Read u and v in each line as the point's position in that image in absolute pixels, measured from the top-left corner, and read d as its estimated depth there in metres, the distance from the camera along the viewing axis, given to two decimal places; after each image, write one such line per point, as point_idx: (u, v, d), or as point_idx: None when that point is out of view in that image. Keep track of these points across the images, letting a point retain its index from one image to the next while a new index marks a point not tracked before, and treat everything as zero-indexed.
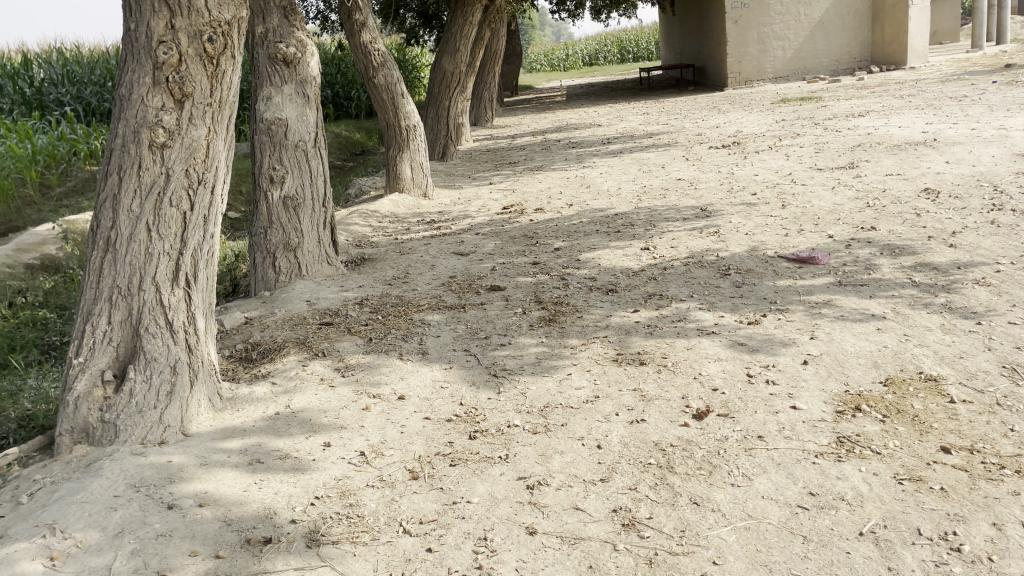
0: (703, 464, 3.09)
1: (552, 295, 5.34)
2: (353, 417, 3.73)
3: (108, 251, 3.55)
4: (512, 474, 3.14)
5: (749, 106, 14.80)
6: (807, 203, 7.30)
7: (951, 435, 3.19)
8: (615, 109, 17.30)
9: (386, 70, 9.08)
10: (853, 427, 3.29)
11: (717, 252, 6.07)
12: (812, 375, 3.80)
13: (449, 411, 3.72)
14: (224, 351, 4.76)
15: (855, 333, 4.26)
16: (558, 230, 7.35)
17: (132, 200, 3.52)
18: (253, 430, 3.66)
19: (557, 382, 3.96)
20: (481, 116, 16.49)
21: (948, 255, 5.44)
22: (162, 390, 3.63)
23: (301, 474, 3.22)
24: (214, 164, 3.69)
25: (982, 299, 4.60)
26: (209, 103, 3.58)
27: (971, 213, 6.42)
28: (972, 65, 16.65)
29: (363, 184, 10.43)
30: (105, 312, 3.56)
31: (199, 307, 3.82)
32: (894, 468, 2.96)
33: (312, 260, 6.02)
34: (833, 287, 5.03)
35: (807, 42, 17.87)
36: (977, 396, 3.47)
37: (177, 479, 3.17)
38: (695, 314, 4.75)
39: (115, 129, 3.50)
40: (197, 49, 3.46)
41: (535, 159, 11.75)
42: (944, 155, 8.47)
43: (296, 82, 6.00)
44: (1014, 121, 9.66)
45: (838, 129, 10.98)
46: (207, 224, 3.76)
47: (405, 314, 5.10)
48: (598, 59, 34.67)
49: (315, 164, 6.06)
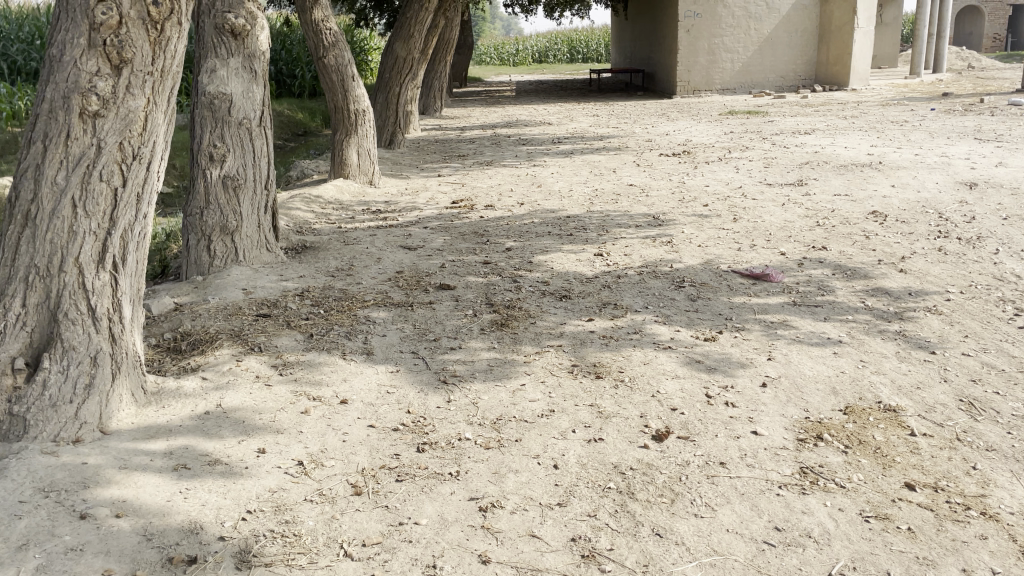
0: (664, 491, 2.95)
1: (503, 297, 5.15)
2: (290, 421, 3.47)
3: (27, 226, 3.22)
4: (463, 493, 2.94)
5: (697, 116, 14.85)
6: (758, 218, 7.29)
7: (914, 470, 3.12)
8: (565, 108, 17.22)
9: (337, 51, 8.70)
10: (815, 457, 3.20)
11: (671, 263, 5.98)
12: (771, 400, 3.70)
13: (395, 420, 3.49)
14: (150, 339, 4.43)
15: (812, 356, 4.19)
16: (509, 229, 7.17)
17: (57, 171, 3.21)
18: (180, 430, 3.36)
19: (509, 392, 3.77)
20: (430, 105, 16.25)
21: (899, 281, 5.45)
22: (80, 383, 3.29)
23: (232, 483, 2.96)
24: (152, 138, 3.38)
25: (936, 328, 4.60)
26: (149, 72, 3.28)
27: (918, 238, 6.48)
28: (912, 92, 17.08)
29: (306, 167, 10.08)
30: (19, 294, 3.23)
31: (127, 294, 3.50)
32: (859, 504, 2.87)
33: (250, 245, 5.73)
34: (788, 307, 4.98)
35: (755, 56, 18.07)
36: (937, 429, 3.43)
37: (91, 483, 2.87)
38: (650, 328, 4.61)
39: (42, 93, 3.19)
40: (139, 12, 3.16)
41: (485, 154, 11.52)
42: (890, 178, 8.58)
43: (243, 56, 5.60)
44: (955, 150, 9.87)
45: (786, 145, 11.10)
46: (141, 203, 3.44)
47: (349, 310, 4.85)
48: (548, 56, 34.66)
49: (259, 144, 5.74)
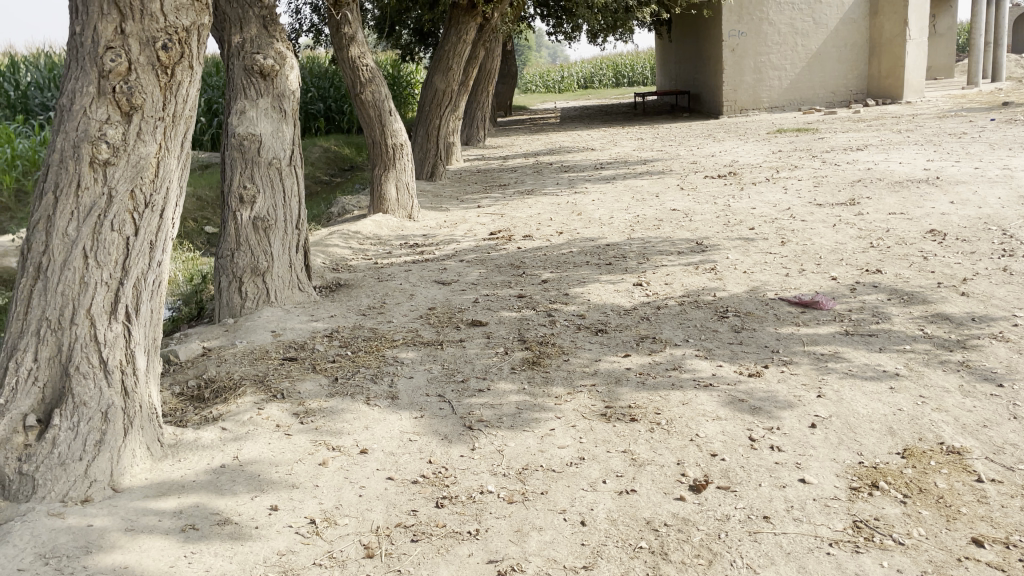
0: (701, 552, 2.71)
1: (537, 333, 4.96)
2: (307, 474, 3.31)
3: (39, 278, 3.15)
4: (481, 556, 2.75)
5: (744, 135, 14.50)
6: (807, 240, 6.97)
7: (983, 522, 2.82)
8: (609, 133, 17.03)
9: (374, 87, 8.70)
10: (871, 508, 2.91)
11: (714, 291, 5.70)
12: (820, 442, 3.41)
13: (416, 471, 3.31)
14: (175, 388, 4.34)
15: (866, 392, 3.88)
16: (547, 260, 6.98)
17: (68, 222, 3.13)
18: (193, 486, 3.24)
19: (538, 438, 3.56)
20: (473, 135, 16.17)
21: (961, 305, 5.09)
22: (90, 439, 3.18)
23: (239, 546, 2.82)
24: (165, 185, 3.30)
25: (1002, 358, 4.24)
26: (160, 117, 3.21)
27: (980, 257, 6.09)
28: (970, 102, 16.50)
29: (347, 203, 10.06)
30: (31, 349, 3.15)
31: (141, 344, 3.40)
32: (920, 565, 2.59)
33: (281, 285, 5.63)
34: (839, 337, 4.68)
35: (803, 72, 17.66)
36: (1008, 475, 3.10)
37: (94, 548, 2.76)
38: (690, 363, 4.35)
39: (53, 142, 3.13)
40: (149, 57, 3.11)
41: (526, 183, 11.37)
42: (948, 194, 8.16)
43: (272, 96, 5.59)
44: (1018, 162, 9.37)
45: (837, 162, 10.71)
46: (154, 250, 3.36)
47: (377, 351, 4.70)
48: (593, 82, 34.61)
49: (290, 183, 5.67)
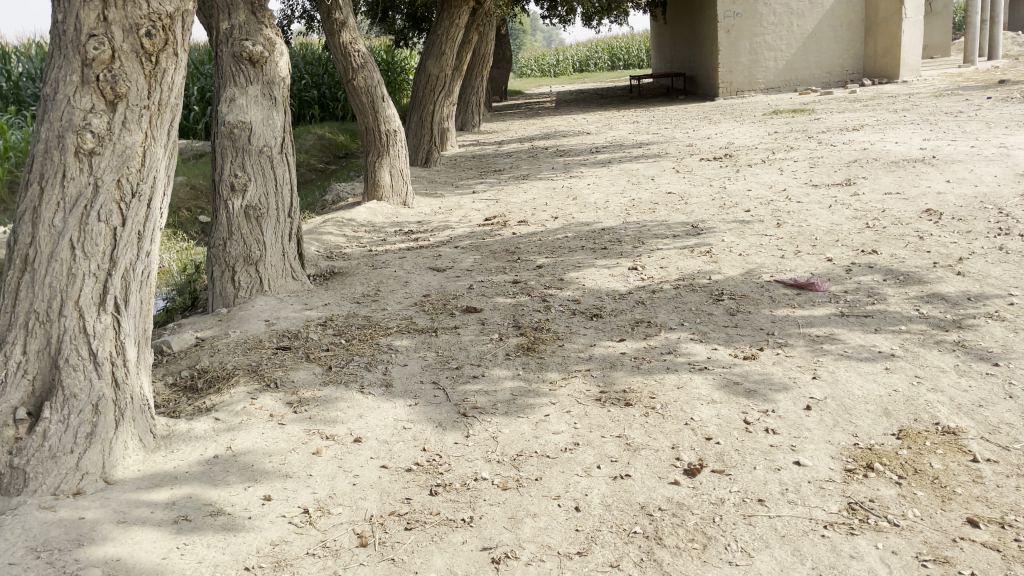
0: (695, 536, 2.70)
1: (531, 319, 4.93)
2: (300, 464, 3.29)
3: (27, 270, 3.12)
4: (475, 543, 2.74)
5: (741, 117, 14.42)
6: (803, 221, 6.94)
7: (978, 503, 2.81)
8: (604, 117, 16.94)
9: (365, 72, 8.61)
10: (866, 490, 2.90)
11: (709, 274, 5.68)
12: (816, 424, 3.40)
13: (409, 459, 3.30)
14: (168, 378, 4.32)
15: (862, 373, 3.87)
16: (541, 245, 6.94)
17: (54, 213, 3.10)
18: (187, 477, 3.22)
19: (533, 425, 3.54)
20: (468, 121, 16.08)
21: (957, 285, 5.07)
22: (81, 432, 3.16)
23: (231, 537, 2.80)
24: (151, 174, 3.26)
25: (998, 337, 4.23)
26: (146, 106, 3.17)
27: (976, 236, 6.06)
28: (967, 80, 16.43)
29: (341, 190, 10.00)
30: (20, 341, 3.12)
31: (131, 335, 3.37)
32: (915, 547, 2.58)
33: (275, 274, 5.59)
34: (835, 318, 4.66)
35: (798, 52, 17.56)
36: (1004, 454, 3.09)
37: (86, 541, 2.75)
38: (685, 347, 4.33)
39: (38, 132, 3.09)
40: (132, 44, 3.06)
41: (521, 168, 11.30)
42: (944, 173, 8.12)
43: (262, 83, 5.54)
44: (1014, 140, 9.32)
45: (833, 143, 10.66)
46: (142, 240, 3.32)
47: (371, 339, 4.67)
48: (588, 65, 34.44)
49: (281, 171, 5.61)
